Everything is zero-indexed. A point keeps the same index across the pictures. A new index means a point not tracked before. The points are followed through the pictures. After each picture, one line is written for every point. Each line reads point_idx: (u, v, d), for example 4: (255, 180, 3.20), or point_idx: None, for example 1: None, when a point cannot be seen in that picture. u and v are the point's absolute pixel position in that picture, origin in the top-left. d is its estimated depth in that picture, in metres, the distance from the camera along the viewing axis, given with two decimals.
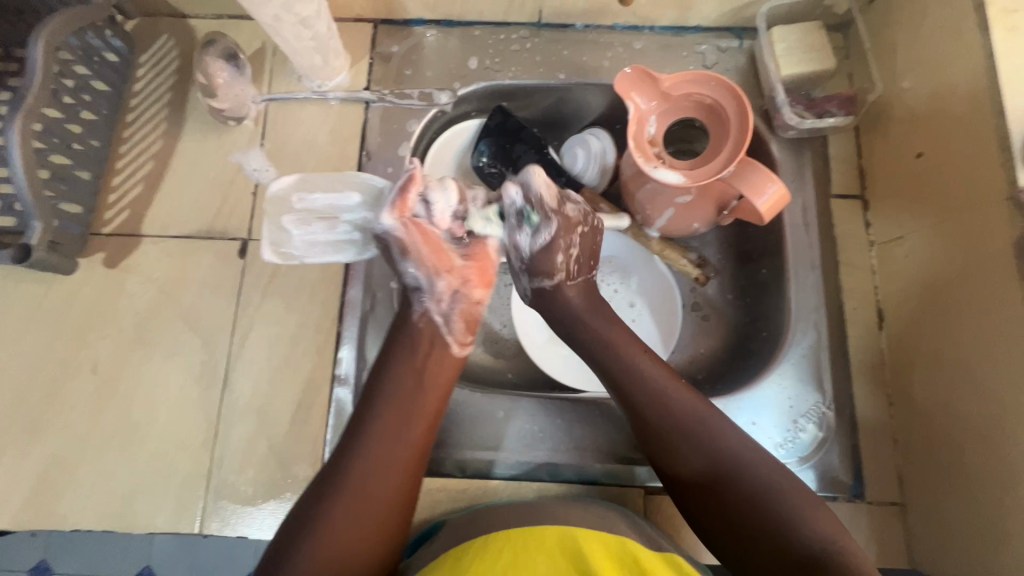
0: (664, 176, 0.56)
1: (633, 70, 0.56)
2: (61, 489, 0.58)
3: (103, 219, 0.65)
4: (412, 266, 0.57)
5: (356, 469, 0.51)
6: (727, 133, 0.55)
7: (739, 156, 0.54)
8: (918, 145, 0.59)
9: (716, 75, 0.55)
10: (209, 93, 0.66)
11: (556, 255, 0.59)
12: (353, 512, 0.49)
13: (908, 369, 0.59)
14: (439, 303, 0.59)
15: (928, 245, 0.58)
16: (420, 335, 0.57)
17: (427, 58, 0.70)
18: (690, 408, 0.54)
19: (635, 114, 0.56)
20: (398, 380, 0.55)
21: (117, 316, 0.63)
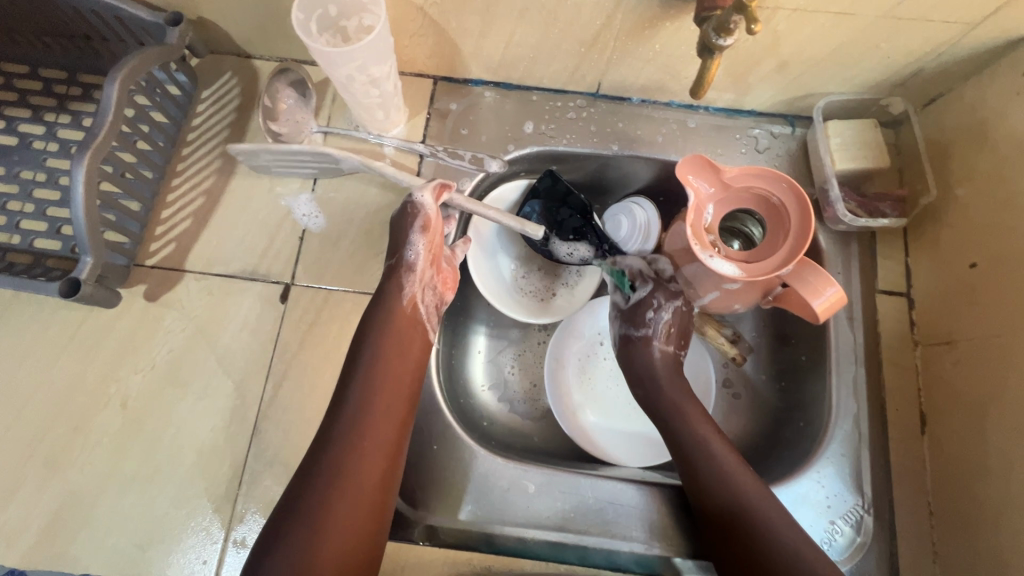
0: (718, 267, 0.55)
1: (698, 158, 0.56)
2: (74, 529, 0.57)
3: (148, 250, 0.65)
4: (417, 245, 0.61)
5: (335, 477, 0.50)
6: (786, 231, 0.55)
7: (797, 257, 0.54)
8: (972, 255, 0.59)
9: (786, 177, 0.55)
10: (271, 116, 0.68)
11: (647, 310, 0.67)
12: (339, 522, 0.48)
13: (953, 482, 0.58)
14: (421, 290, 0.62)
15: (978, 356, 0.57)
16: (403, 311, 0.60)
17: (483, 118, 0.71)
18: (723, 460, 0.56)
19: (694, 200, 0.56)
20: (375, 382, 0.55)
21: (152, 352, 0.62)
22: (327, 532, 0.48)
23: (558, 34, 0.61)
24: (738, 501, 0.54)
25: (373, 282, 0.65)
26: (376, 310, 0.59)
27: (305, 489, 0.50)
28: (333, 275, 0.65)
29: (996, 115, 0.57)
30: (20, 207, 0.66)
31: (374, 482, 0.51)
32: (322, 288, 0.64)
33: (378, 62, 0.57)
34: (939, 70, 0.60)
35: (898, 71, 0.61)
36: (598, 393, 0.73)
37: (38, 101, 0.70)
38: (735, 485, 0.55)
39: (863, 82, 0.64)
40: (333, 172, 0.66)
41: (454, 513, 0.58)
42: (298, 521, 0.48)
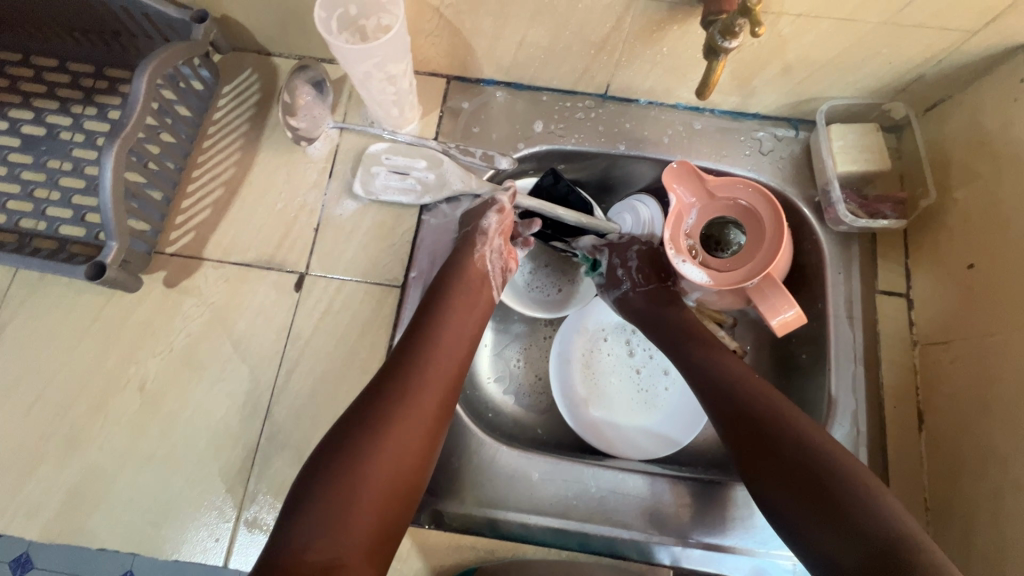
0: (689, 273, 0.60)
1: (683, 168, 0.60)
2: (93, 505, 0.58)
3: (168, 239, 0.67)
4: (490, 219, 0.65)
5: (395, 400, 0.51)
6: (758, 246, 0.60)
7: (762, 273, 0.59)
8: (969, 256, 0.60)
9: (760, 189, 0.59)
10: (290, 111, 0.70)
11: (617, 269, 0.70)
12: (391, 442, 0.49)
13: (948, 480, 0.59)
14: (490, 253, 0.65)
15: (974, 355, 0.58)
16: (473, 270, 0.64)
17: (494, 117, 0.73)
18: (759, 392, 0.55)
19: (675, 207, 0.61)
20: (434, 335, 0.57)
21: (170, 336, 0.64)
22: (381, 449, 0.48)
23: (569, 35, 0.63)
24: (783, 425, 0.51)
25: (384, 273, 0.67)
26: (450, 267, 0.63)
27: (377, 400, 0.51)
28: (346, 265, 0.67)
29: (994, 119, 0.59)
30: (47, 195, 0.68)
31: (426, 427, 0.51)
32: (335, 278, 0.66)
33: (395, 60, 0.60)
34: (940, 76, 0.62)
35: (900, 77, 0.63)
36: (600, 386, 0.75)
37: (66, 94, 0.72)
38: (780, 412, 0.53)
39: (866, 86, 0.65)
40: (440, 182, 0.69)
41: (459, 500, 0.60)
42: (354, 438, 0.48)
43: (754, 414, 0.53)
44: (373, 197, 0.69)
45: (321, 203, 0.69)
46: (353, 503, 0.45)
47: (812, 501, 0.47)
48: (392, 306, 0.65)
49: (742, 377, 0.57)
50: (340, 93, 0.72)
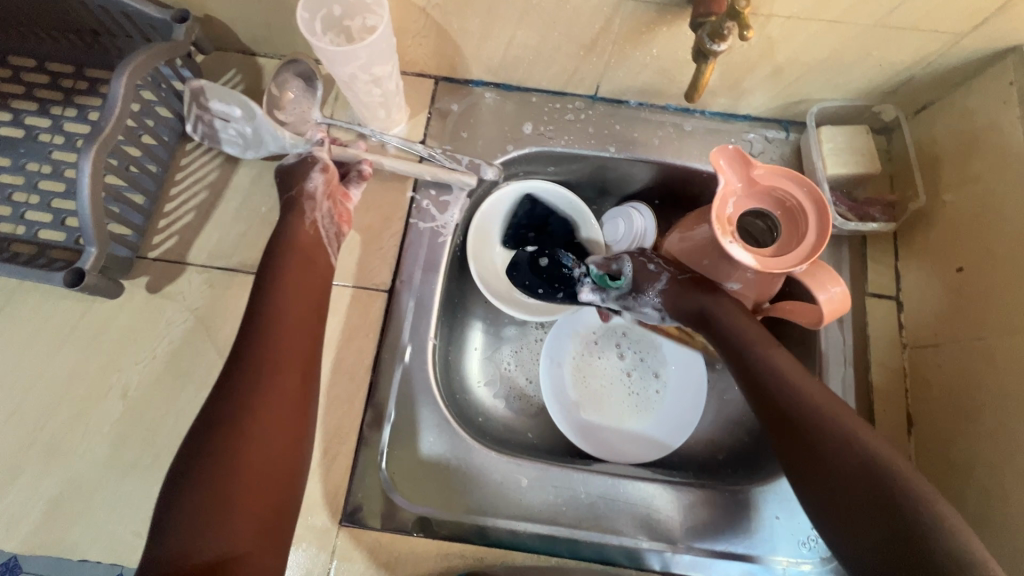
0: (737, 254, 0.55)
1: (734, 147, 0.57)
2: (74, 515, 0.57)
3: (151, 243, 0.66)
4: (316, 180, 0.63)
5: (234, 404, 0.51)
6: (801, 234, 0.56)
7: (811, 257, 0.54)
8: (959, 259, 0.60)
9: (806, 180, 0.57)
10: (275, 105, 0.69)
11: (647, 266, 0.67)
12: (239, 446, 0.48)
13: (938, 483, 0.59)
14: (320, 216, 0.63)
15: (963, 359, 0.58)
16: (302, 238, 0.61)
17: (483, 119, 0.72)
18: (814, 394, 0.52)
19: (723, 188, 0.57)
20: (277, 324, 0.55)
21: (153, 342, 0.63)
22: (232, 453, 0.48)
23: (558, 36, 0.62)
24: (839, 430, 0.48)
25: (372, 277, 0.66)
26: (277, 241, 0.61)
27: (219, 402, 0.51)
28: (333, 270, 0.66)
29: (982, 122, 0.59)
30: (26, 198, 0.67)
31: (279, 424, 0.51)
32: None
33: (381, 62, 0.59)
34: (929, 79, 0.62)
35: (890, 79, 0.63)
36: (591, 390, 0.74)
37: (46, 94, 0.71)
38: (802, 404, 0.51)
39: (856, 89, 0.65)
40: (257, 138, 0.67)
41: (448, 507, 0.59)
42: (207, 446, 0.48)
43: (807, 415, 0.50)
44: (217, 147, 0.69)
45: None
46: (222, 504, 0.46)
47: (869, 512, 0.44)
48: (380, 311, 0.65)
49: (794, 375, 0.54)
50: (327, 94, 0.71)
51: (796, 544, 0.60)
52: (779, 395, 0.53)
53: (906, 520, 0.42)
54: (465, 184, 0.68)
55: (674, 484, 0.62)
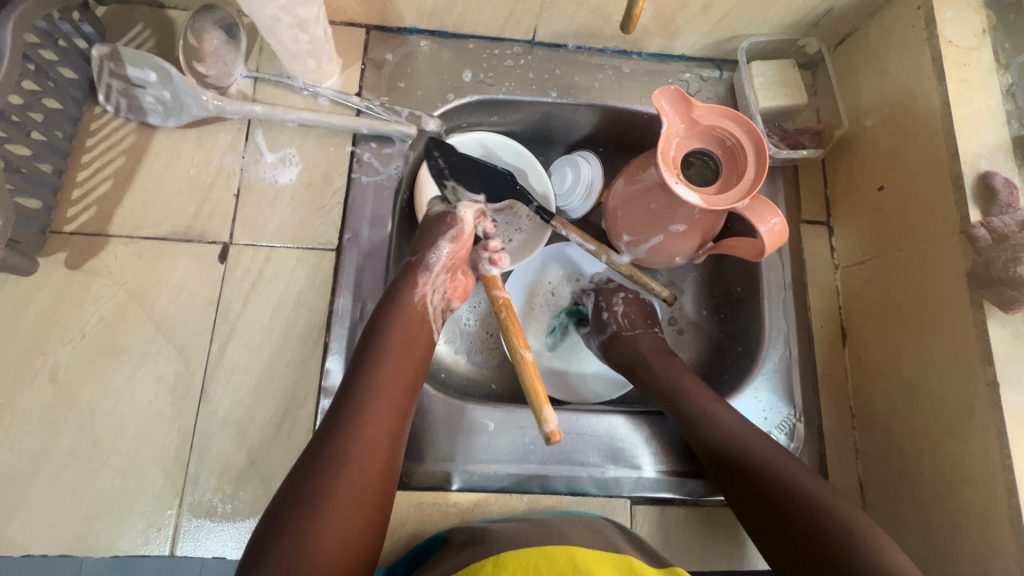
0: (683, 194, 0.56)
1: (673, 88, 0.58)
2: (8, 511, 0.53)
3: (65, 216, 0.61)
4: (441, 251, 0.62)
5: (341, 459, 0.48)
6: (740, 173, 0.58)
7: (751, 193, 0.56)
8: (880, 179, 0.64)
9: (746, 120, 0.58)
10: (196, 57, 0.64)
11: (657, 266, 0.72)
12: (344, 508, 0.47)
13: (870, 388, 0.63)
14: (434, 288, 0.62)
15: (887, 270, 0.62)
16: (414, 312, 0.59)
17: (420, 69, 0.70)
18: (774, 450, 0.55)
19: (666, 129, 0.58)
20: (369, 402, 0.52)
21: (80, 322, 0.58)
22: (324, 519, 0.45)
23: None
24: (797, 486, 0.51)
25: (317, 237, 0.63)
26: (382, 309, 0.59)
27: (301, 483, 0.47)
28: (274, 232, 0.63)
29: (894, 47, 0.62)
30: None
31: (374, 481, 0.49)
32: (263, 246, 0.62)
33: (304, 3, 0.55)
34: (846, 9, 0.65)
35: (811, 11, 0.65)
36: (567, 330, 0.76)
37: None
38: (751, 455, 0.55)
39: (781, 22, 0.68)
40: (177, 103, 0.62)
41: (419, 458, 0.59)
42: (301, 506, 0.46)
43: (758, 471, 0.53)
44: (140, 118, 0.63)
45: (240, 167, 0.64)
46: None
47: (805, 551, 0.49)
48: (329, 271, 0.62)
49: (728, 424, 0.57)
50: (249, 46, 0.67)
51: None
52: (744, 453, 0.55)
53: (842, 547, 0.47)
54: (406, 134, 0.65)
55: (634, 415, 0.64)
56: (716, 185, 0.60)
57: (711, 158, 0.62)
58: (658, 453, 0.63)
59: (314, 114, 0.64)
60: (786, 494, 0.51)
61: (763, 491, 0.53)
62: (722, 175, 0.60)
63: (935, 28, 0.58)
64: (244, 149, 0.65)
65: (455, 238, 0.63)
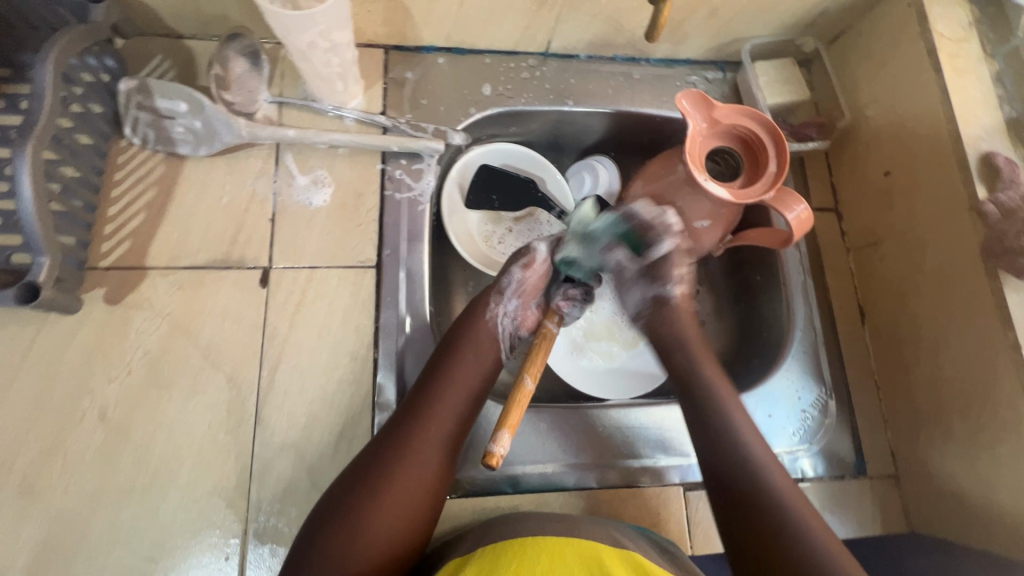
0: (713, 190, 0.59)
1: (694, 91, 0.61)
2: (70, 554, 0.52)
3: (99, 252, 0.60)
4: (515, 275, 0.64)
5: (399, 459, 0.53)
6: (762, 166, 0.61)
7: (776, 185, 0.60)
8: (885, 163, 0.68)
9: (763, 117, 0.62)
10: (223, 84, 0.65)
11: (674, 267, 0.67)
12: (395, 498, 0.51)
13: (892, 360, 0.67)
14: (506, 314, 0.64)
15: (900, 248, 0.66)
16: (485, 335, 0.61)
17: (441, 85, 0.72)
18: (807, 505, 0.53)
19: (691, 130, 0.61)
20: (433, 404, 0.56)
21: (125, 357, 0.58)
22: (377, 509, 0.50)
23: None
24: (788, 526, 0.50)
25: (355, 256, 0.64)
26: (456, 327, 0.62)
27: (360, 472, 0.52)
28: (313, 253, 0.64)
29: (888, 42, 0.67)
30: None
31: (426, 484, 0.53)
32: (302, 268, 0.63)
33: (340, 28, 0.56)
34: (840, 9, 0.69)
35: (808, 12, 0.70)
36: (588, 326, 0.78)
37: None
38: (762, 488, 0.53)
39: (780, 24, 0.72)
40: (209, 131, 0.62)
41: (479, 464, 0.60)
42: (355, 498, 0.51)
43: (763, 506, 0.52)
44: (169, 148, 0.63)
45: (273, 190, 0.65)
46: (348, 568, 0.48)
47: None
48: (371, 287, 0.63)
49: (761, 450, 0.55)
50: (272, 72, 0.67)
51: (788, 436, 0.66)
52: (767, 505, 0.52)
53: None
54: (434, 150, 0.67)
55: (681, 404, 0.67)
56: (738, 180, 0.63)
57: (730, 155, 0.65)
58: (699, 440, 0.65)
59: (345, 135, 0.65)
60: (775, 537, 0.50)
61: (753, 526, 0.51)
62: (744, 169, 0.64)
63: (927, 23, 0.62)
64: (275, 173, 0.65)
65: (528, 265, 0.65)
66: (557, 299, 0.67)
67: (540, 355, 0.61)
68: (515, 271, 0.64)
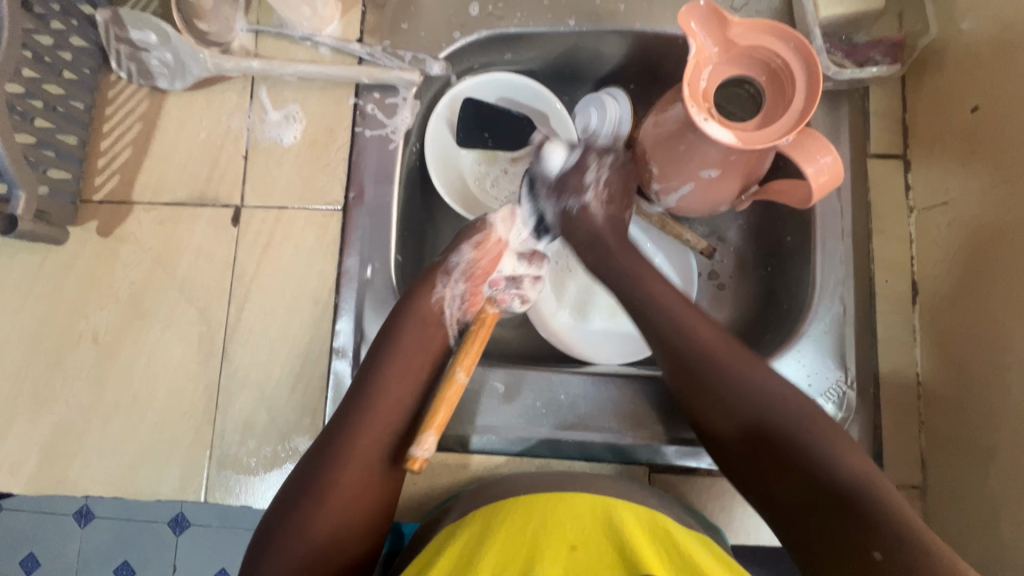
0: (714, 132, 0.48)
1: (704, 2, 0.48)
2: (69, 458, 0.59)
3: (93, 185, 0.63)
4: (464, 257, 0.59)
5: (342, 459, 0.50)
6: (788, 101, 0.48)
7: (800, 126, 0.47)
8: (975, 97, 0.52)
9: (795, 36, 0.48)
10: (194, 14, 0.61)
11: (584, 173, 0.61)
12: (343, 493, 0.49)
13: (945, 353, 0.55)
14: (455, 298, 0.59)
15: (976, 210, 0.52)
16: (430, 315, 0.57)
17: (424, 5, 0.64)
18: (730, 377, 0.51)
19: (695, 55, 0.49)
20: (374, 400, 0.52)
21: (113, 287, 0.62)
22: (320, 509, 0.48)
23: None
24: (788, 427, 0.48)
25: (323, 197, 0.62)
26: (397, 308, 0.57)
27: (314, 465, 0.50)
28: (282, 193, 0.62)
29: None
30: None
31: (376, 479, 0.51)
32: (272, 207, 0.62)
33: None
34: None
35: None
36: (580, 282, 0.69)
37: None
38: (746, 382, 0.51)
39: None
40: (180, 63, 0.62)
41: None
42: (304, 496, 0.49)
43: (760, 414, 0.49)
44: (150, 82, 0.64)
45: (247, 126, 0.63)
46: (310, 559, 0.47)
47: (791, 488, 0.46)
48: (337, 231, 0.61)
49: (710, 341, 0.53)
50: None
51: None
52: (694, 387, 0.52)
53: (845, 491, 0.44)
54: (410, 82, 0.62)
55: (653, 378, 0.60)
56: (755, 119, 0.51)
57: (751, 86, 0.52)
58: (666, 416, 0.58)
59: (312, 66, 0.61)
60: (786, 444, 0.48)
61: (760, 441, 0.49)
62: (765, 104, 0.51)
63: None
64: (249, 108, 0.64)
65: (479, 245, 0.60)
66: (498, 280, 0.61)
67: (477, 348, 0.55)
68: (464, 250, 0.60)
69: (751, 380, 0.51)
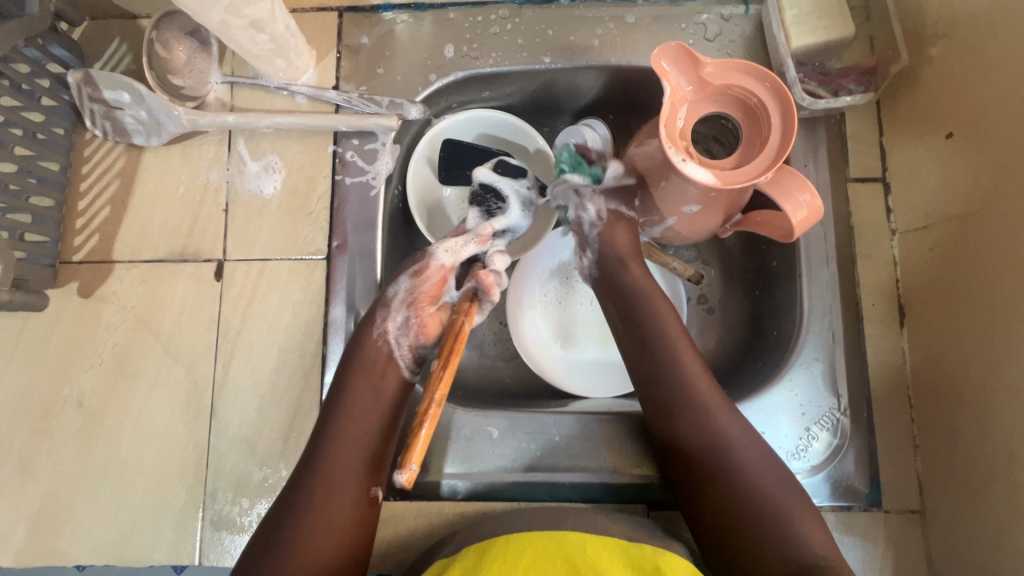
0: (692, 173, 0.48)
1: (676, 43, 0.48)
2: (59, 527, 0.58)
3: (72, 246, 0.62)
4: (404, 285, 0.58)
5: (292, 546, 0.47)
6: (764, 138, 0.49)
7: (777, 163, 0.47)
8: (949, 122, 0.53)
9: (769, 75, 0.48)
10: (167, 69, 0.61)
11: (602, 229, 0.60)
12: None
13: (934, 374, 0.55)
14: (399, 328, 0.57)
15: (956, 234, 0.52)
16: (376, 355, 0.55)
17: (398, 49, 0.64)
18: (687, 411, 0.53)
19: (669, 97, 0.49)
20: (326, 473, 0.51)
21: (97, 348, 0.61)
22: None
23: None
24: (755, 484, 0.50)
25: (306, 246, 0.62)
26: (344, 367, 0.56)
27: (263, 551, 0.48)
28: (265, 244, 0.62)
29: None
30: None
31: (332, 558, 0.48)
32: (255, 260, 0.62)
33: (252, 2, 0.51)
34: None
35: None
36: (572, 311, 0.69)
37: None
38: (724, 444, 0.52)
39: None
40: (154, 120, 0.61)
41: (427, 470, 0.58)
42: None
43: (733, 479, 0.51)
44: (126, 139, 0.63)
45: (226, 179, 0.63)
46: None
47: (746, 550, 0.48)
48: (322, 280, 0.61)
49: (702, 393, 0.54)
50: (222, 49, 0.64)
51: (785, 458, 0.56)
52: (667, 423, 0.54)
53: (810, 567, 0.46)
54: (387, 127, 0.61)
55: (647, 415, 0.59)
56: (733, 155, 0.51)
57: (728, 121, 0.53)
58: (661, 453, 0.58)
59: (288, 116, 0.61)
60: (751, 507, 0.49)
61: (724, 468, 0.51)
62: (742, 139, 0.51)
63: None
64: (228, 160, 0.63)
65: (419, 270, 0.58)
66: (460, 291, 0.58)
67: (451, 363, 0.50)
68: (400, 281, 0.58)
69: (730, 433, 0.52)
